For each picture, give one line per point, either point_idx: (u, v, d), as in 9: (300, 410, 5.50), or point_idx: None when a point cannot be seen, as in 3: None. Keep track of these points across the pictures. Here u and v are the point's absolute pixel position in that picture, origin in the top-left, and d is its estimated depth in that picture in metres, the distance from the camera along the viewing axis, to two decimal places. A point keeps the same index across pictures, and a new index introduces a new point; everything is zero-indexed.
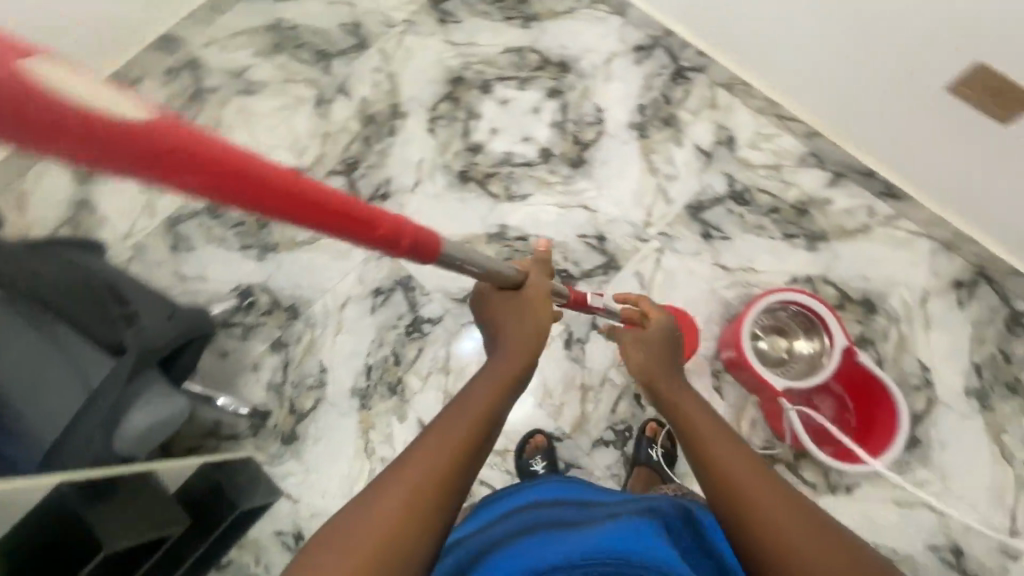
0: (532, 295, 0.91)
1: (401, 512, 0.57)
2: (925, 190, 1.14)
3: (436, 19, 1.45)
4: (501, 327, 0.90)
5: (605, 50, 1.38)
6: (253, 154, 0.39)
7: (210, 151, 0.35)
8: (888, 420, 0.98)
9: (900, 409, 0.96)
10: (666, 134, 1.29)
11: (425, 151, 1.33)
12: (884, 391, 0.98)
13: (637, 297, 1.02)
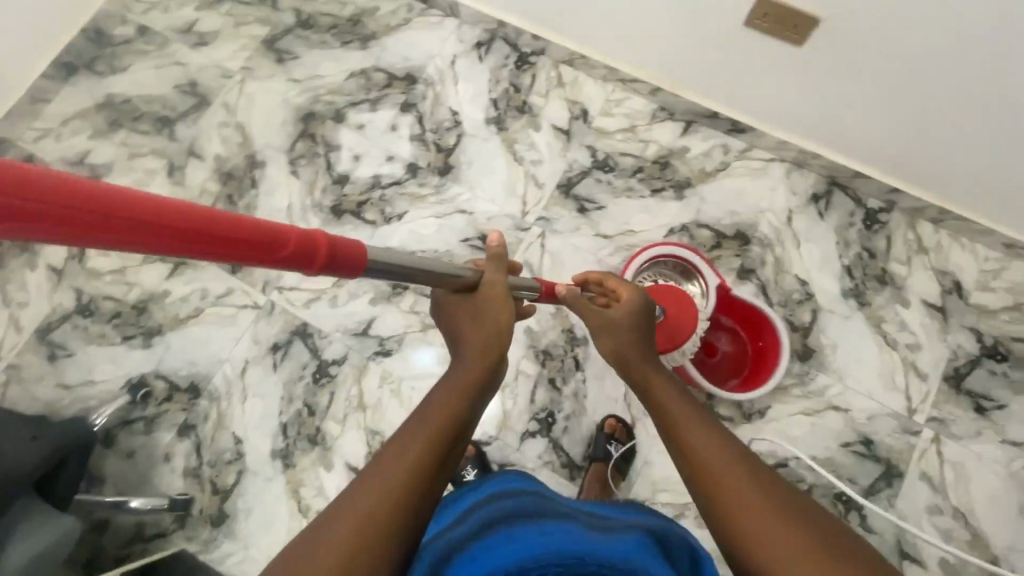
0: (496, 290, 0.82)
1: (360, 532, 0.50)
2: (762, 117, 1.20)
3: (273, 60, 1.41)
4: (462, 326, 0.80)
5: (447, 53, 1.38)
6: (77, 178, 0.36)
7: (34, 182, 0.33)
8: (771, 335, 1.04)
9: (775, 322, 1.01)
10: (523, 122, 1.31)
11: (292, 195, 1.30)
12: (758, 312, 1.04)
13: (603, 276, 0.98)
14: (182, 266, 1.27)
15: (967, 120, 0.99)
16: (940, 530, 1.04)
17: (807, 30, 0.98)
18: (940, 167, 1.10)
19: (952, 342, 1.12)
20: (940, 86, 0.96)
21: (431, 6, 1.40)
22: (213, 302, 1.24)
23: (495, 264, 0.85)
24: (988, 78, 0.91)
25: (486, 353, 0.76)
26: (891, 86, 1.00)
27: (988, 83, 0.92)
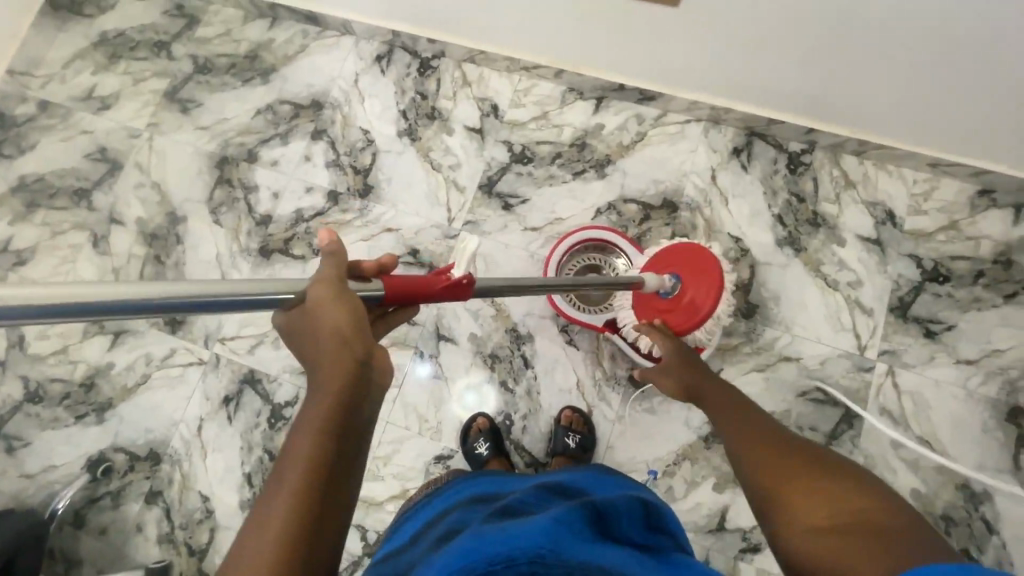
0: (322, 289, 0.53)
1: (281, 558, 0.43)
2: (666, 79, 1.17)
3: (179, 111, 1.39)
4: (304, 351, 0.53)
5: (349, 71, 1.36)
6: None
7: None
8: None
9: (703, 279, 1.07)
10: (435, 128, 1.30)
11: (219, 244, 1.30)
12: None
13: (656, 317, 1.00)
14: (122, 335, 1.26)
15: (857, 62, 0.97)
16: (907, 462, 1.03)
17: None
18: (849, 100, 1.06)
19: (893, 273, 1.12)
20: (828, 34, 0.94)
21: (325, 27, 1.38)
22: (159, 366, 1.23)
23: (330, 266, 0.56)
24: (861, 19, 0.89)
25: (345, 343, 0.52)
26: (817, 39, 0.95)
27: (862, 22, 0.90)
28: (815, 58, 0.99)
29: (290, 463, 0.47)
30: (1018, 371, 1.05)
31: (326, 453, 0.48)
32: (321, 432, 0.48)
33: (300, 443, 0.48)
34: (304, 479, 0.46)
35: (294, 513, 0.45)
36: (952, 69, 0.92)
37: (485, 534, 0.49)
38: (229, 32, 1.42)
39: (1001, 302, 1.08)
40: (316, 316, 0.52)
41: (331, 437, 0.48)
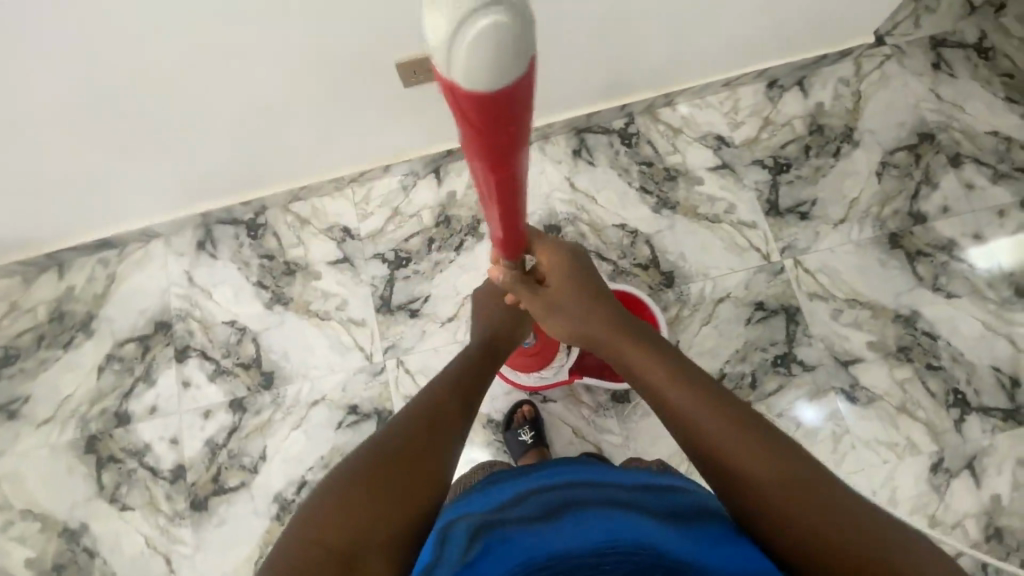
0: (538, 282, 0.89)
1: (370, 493, 0.54)
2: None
3: (6, 420, 1.16)
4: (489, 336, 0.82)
5: (178, 274, 1.22)
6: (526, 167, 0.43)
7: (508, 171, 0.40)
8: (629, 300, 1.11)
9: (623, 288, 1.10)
10: (300, 280, 1.21)
11: (140, 527, 1.10)
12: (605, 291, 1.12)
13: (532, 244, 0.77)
14: None
15: (630, 45, 1.05)
16: (851, 324, 1.16)
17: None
18: (640, 73, 1.15)
19: (750, 183, 1.24)
20: (595, 35, 1.00)
21: (123, 245, 1.23)
22: None
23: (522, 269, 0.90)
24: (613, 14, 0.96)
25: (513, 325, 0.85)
26: (589, 43, 1.02)
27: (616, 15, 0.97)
28: (597, 55, 1.06)
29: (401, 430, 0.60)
30: (876, 206, 1.21)
31: (403, 464, 0.57)
32: (407, 439, 0.59)
33: (395, 437, 0.59)
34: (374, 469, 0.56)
35: (394, 450, 0.58)
36: (706, 16, 1.03)
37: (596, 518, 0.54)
38: (15, 305, 1.21)
39: (834, 161, 1.24)
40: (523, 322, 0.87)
41: (414, 451, 0.58)
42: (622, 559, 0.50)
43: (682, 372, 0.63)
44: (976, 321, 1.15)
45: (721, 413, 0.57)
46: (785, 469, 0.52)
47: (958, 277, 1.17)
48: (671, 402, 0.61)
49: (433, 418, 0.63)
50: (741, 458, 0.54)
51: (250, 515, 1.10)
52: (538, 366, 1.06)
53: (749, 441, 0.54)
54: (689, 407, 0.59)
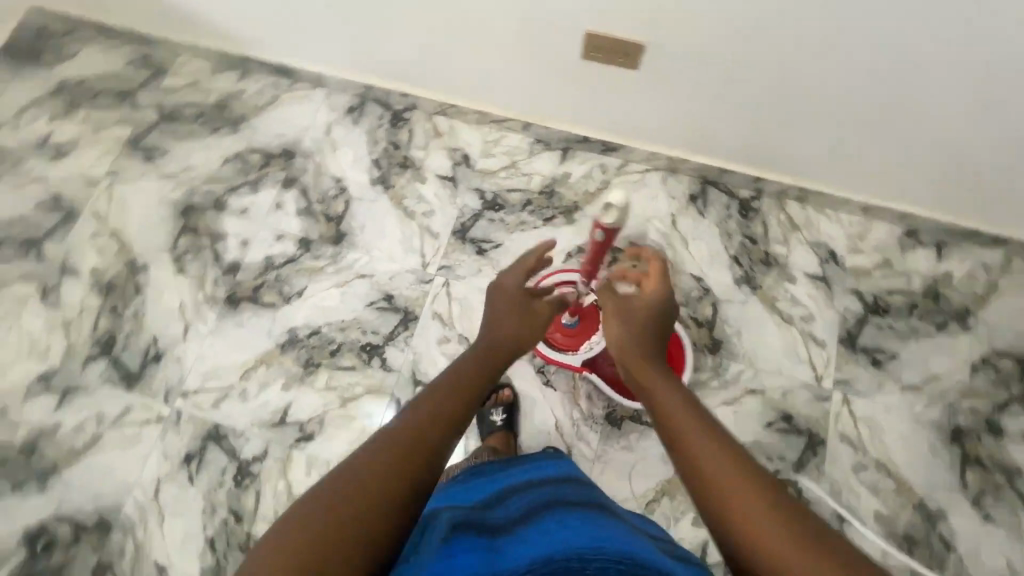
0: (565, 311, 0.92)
1: (359, 487, 0.52)
2: (608, 125, 1.27)
3: (142, 160, 1.38)
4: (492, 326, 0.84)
5: (320, 123, 1.39)
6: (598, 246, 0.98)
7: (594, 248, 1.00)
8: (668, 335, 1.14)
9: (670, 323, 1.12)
10: (408, 176, 1.34)
11: (183, 293, 1.26)
12: None
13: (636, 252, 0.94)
14: (71, 392, 1.19)
15: (781, 118, 1.12)
16: (868, 486, 1.09)
17: (624, 40, 1.04)
18: (770, 144, 1.20)
19: (839, 306, 1.21)
20: (755, 93, 1.08)
21: (297, 79, 1.42)
22: (111, 423, 1.16)
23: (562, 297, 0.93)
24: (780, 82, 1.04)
25: (534, 329, 0.87)
26: (747, 100, 1.10)
27: (781, 84, 1.05)
28: (748, 114, 1.13)
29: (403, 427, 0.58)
30: (955, 394, 1.14)
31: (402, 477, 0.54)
32: (404, 448, 0.56)
33: (398, 429, 0.58)
34: (368, 483, 0.53)
35: (394, 444, 0.56)
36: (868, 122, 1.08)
37: (572, 525, 0.59)
38: (197, 82, 1.43)
39: (934, 332, 1.19)
40: (538, 322, 0.87)
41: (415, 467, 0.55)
42: (605, 565, 0.52)
43: (701, 410, 0.64)
44: (1002, 558, 1.04)
45: (715, 430, 0.60)
46: (772, 499, 0.53)
47: (1005, 506, 1.07)
48: (689, 435, 0.60)
49: (427, 419, 0.60)
50: (731, 485, 0.55)
51: (265, 331, 1.22)
52: (567, 345, 1.13)
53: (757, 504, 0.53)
54: (694, 427, 0.61)
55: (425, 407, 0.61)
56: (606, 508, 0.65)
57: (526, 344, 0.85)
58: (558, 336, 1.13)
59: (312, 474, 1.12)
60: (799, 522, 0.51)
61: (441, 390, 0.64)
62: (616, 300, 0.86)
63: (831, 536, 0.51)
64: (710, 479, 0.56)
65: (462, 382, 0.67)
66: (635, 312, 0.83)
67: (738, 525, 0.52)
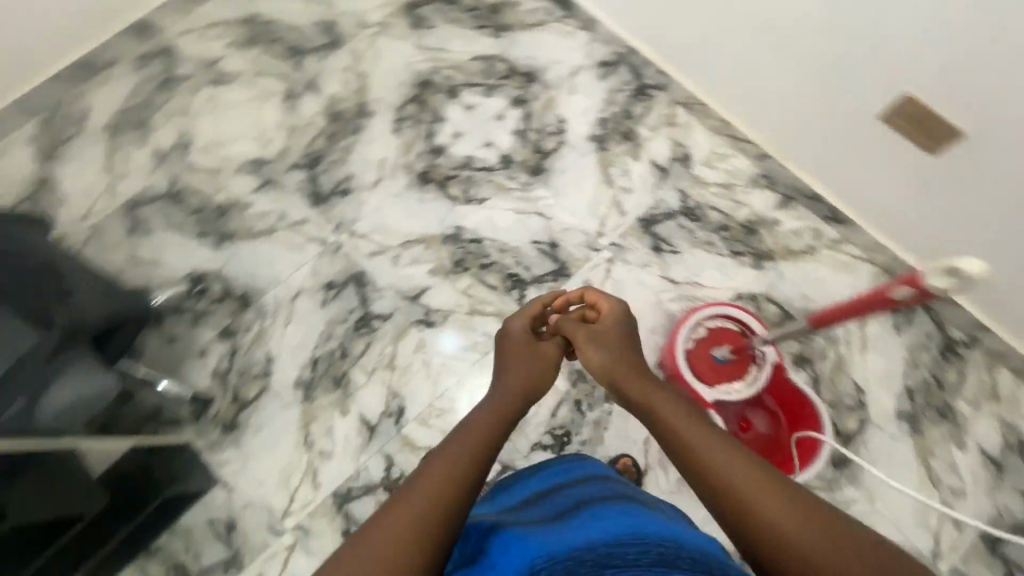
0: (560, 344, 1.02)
1: (399, 543, 0.63)
2: (835, 158, 1.15)
3: (409, 24, 1.47)
4: (495, 386, 0.93)
5: (571, 63, 1.41)
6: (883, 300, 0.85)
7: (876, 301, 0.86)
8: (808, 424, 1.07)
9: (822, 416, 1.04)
10: (625, 148, 1.32)
11: (388, 151, 1.35)
12: (805, 401, 1.06)
13: (581, 292, 1.03)
14: (269, 184, 1.34)
15: None
16: None
17: (867, 51, 0.98)
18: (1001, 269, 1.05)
19: (996, 498, 1.07)
20: None
21: (571, 15, 1.44)
22: (286, 225, 1.30)
23: (567, 320, 1.01)
24: None
25: (541, 364, 0.97)
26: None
27: None
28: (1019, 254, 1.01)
29: (427, 487, 0.70)
30: None
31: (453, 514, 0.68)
32: (454, 491, 0.70)
33: (427, 486, 0.70)
34: (412, 541, 0.64)
35: (428, 499, 0.68)
36: None
37: (606, 517, 0.69)
38: None
39: None
40: (546, 357, 0.98)
41: (460, 501, 0.70)
42: (646, 549, 0.63)
43: (696, 425, 0.79)
44: None
45: (715, 435, 0.76)
46: (773, 487, 0.69)
47: None
48: (692, 460, 0.75)
49: (451, 469, 0.73)
50: (741, 495, 0.69)
51: (437, 217, 1.29)
52: (705, 377, 1.08)
53: (765, 497, 0.68)
54: (699, 443, 0.76)
55: (447, 461, 0.74)
56: (631, 502, 0.75)
57: (535, 389, 0.95)
58: (701, 367, 1.09)
59: (418, 355, 1.19)
60: (803, 510, 0.66)
61: (458, 440, 0.79)
62: (611, 327, 0.98)
63: (814, 505, 0.67)
64: (726, 487, 0.70)
65: (462, 445, 0.77)
66: (608, 338, 0.96)
67: (759, 523, 0.66)
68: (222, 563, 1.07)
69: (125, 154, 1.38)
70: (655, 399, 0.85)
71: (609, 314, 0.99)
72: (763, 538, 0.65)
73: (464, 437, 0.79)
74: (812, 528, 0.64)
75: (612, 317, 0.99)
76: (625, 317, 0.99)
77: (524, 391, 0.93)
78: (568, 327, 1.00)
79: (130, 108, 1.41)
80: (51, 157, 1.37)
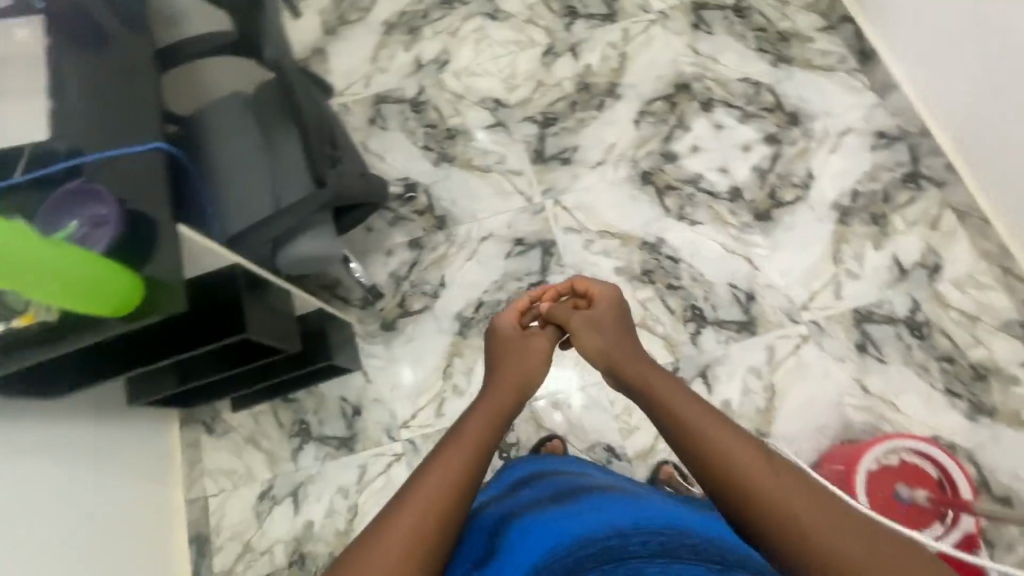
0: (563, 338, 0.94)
1: (419, 539, 0.59)
2: None
3: (690, 22, 1.41)
4: (501, 373, 0.85)
5: (844, 121, 1.28)
6: None
7: None
8: None
9: None
10: (869, 231, 1.20)
11: (621, 138, 1.33)
12: None
13: (569, 283, 0.93)
14: (500, 127, 1.37)
15: None
16: None
17: None
18: None
19: None
20: None
21: (865, 73, 1.31)
22: (501, 170, 1.33)
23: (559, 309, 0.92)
24: None
25: (543, 362, 0.88)
26: None
27: None
28: None
29: (438, 480, 0.65)
30: None
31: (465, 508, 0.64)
32: (465, 489, 0.65)
33: (440, 477, 0.65)
34: (429, 530, 0.60)
35: (441, 491, 0.63)
36: None
37: (603, 508, 0.65)
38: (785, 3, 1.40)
39: None
40: (542, 346, 0.89)
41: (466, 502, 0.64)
42: (647, 539, 0.58)
43: (706, 418, 0.68)
44: None
45: (730, 431, 0.65)
46: (790, 486, 0.59)
47: None
48: (699, 457, 0.65)
49: (466, 462, 0.67)
50: (758, 496, 0.59)
51: (644, 221, 1.26)
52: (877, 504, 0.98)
53: (781, 493, 0.58)
54: (712, 438, 0.65)
55: (458, 453, 0.68)
56: (628, 492, 0.71)
57: (535, 378, 0.86)
58: (877, 493, 0.99)
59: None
60: (815, 507, 0.56)
61: (473, 427, 0.73)
62: (609, 318, 0.88)
63: (837, 505, 0.57)
64: (725, 476, 0.61)
65: (472, 432, 0.72)
66: (605, 328, 0.87)
67: (779, 525, 0.56)
68: (338, 439, 1.16)
69: (389, 51, 1.47)
70: (652, 386, 0.76)
71: (602, 302, 0.90)
72: (787, 544, 0.55)
73: (480, 422, 0.75)
74: (841, 531, 0.54)
75: (608, 306, 0.89)
76: (619, 307, 0.90)
77: (531, 373, 0.86)
78: (560, 315, 0.91)
79: (409, 12, 1.49)
80: (331, 32, 1.50)
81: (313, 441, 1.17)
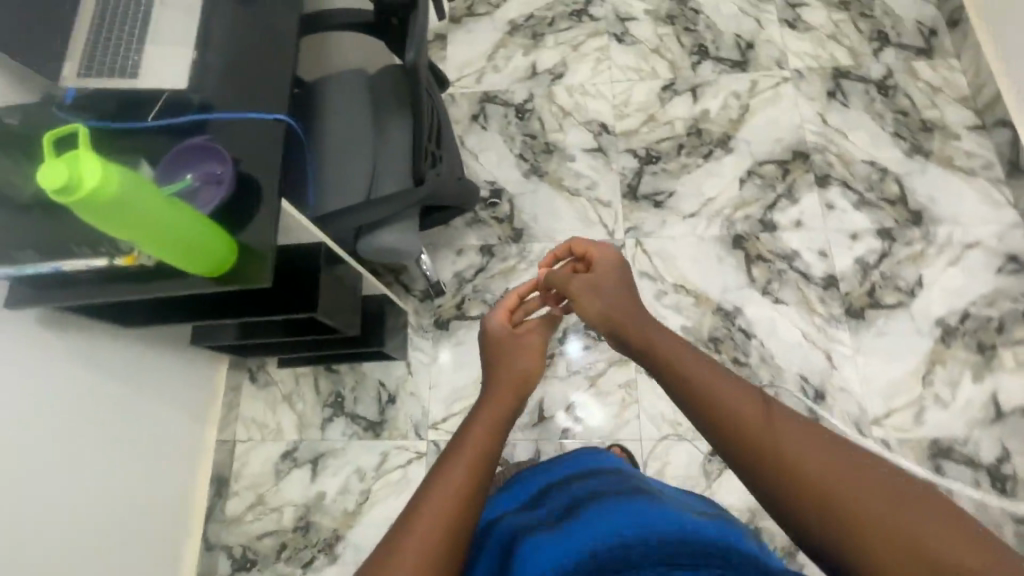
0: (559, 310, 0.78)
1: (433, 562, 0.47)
2: None
3: (826, 88, 1.32)
4: (491, 360, 0.70)
5: (973, 233, 1.17)
6: None
7: None
8: None
9: None
10: (971, 359, 1.09)
11: (722, 194, 1.26)
12: None
13: (567, 245, 0.77)
14: (599, 153, 1.33)
15: None
16: None
17: None
18: None
19: None
20: None
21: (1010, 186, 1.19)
22: (590, 197, 1.30)
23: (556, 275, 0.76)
24: None
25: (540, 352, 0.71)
26: None
27: None
28: None
29: (442, 486, 0.52)
30: None
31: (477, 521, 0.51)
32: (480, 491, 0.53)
33: (450, 483, 0.52)
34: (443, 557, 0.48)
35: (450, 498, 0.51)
36: None
37: (617, 523, 0.53)
38: (937, 91, 1.29)
39: None
40: (534, 330, 0.74)
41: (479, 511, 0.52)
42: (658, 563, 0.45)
43: (743, 392, 0.52)
44: None
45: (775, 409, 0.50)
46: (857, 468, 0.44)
47: None
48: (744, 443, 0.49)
49: (472, 461, 0.55)
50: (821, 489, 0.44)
51: (725, 285, 1.19)
52: None
53: (848, 482, 0.44)
54: (753, 415, 0.50)
55: (465, 448, 0.56)
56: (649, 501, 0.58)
57: (533, 359, 0.70)
58: None
59: (622, 390, 1.14)
60: (887, 495, 0.42)
61: (479, 415, 0.60)
62: (604, 277, 0.72)
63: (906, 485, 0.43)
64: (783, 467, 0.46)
65: (480, 422, 0.59)
66: (611, 287, 0.71)
67: (845, 528, 0.42)
68: (367, 421, 1.18)
69: (508, 52, 1.45)
70: (671, 349, 0.60)
71: (601, 262, 0.73)
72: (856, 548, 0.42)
73: (487, 416, 0.60)
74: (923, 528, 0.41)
75: (612, 266, 0.73)
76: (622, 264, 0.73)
77: (533, 350, 0.71)
78: (557, 281, 0.75)
79: (537, 17, 1.48)
80: (456, 21, 1.50)
81: (344, 416, 1.19)
